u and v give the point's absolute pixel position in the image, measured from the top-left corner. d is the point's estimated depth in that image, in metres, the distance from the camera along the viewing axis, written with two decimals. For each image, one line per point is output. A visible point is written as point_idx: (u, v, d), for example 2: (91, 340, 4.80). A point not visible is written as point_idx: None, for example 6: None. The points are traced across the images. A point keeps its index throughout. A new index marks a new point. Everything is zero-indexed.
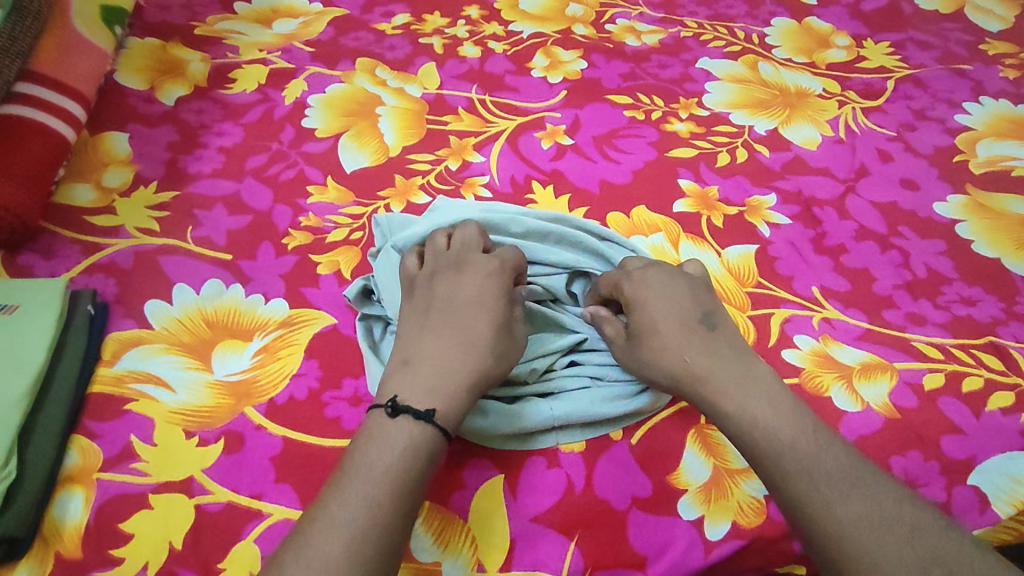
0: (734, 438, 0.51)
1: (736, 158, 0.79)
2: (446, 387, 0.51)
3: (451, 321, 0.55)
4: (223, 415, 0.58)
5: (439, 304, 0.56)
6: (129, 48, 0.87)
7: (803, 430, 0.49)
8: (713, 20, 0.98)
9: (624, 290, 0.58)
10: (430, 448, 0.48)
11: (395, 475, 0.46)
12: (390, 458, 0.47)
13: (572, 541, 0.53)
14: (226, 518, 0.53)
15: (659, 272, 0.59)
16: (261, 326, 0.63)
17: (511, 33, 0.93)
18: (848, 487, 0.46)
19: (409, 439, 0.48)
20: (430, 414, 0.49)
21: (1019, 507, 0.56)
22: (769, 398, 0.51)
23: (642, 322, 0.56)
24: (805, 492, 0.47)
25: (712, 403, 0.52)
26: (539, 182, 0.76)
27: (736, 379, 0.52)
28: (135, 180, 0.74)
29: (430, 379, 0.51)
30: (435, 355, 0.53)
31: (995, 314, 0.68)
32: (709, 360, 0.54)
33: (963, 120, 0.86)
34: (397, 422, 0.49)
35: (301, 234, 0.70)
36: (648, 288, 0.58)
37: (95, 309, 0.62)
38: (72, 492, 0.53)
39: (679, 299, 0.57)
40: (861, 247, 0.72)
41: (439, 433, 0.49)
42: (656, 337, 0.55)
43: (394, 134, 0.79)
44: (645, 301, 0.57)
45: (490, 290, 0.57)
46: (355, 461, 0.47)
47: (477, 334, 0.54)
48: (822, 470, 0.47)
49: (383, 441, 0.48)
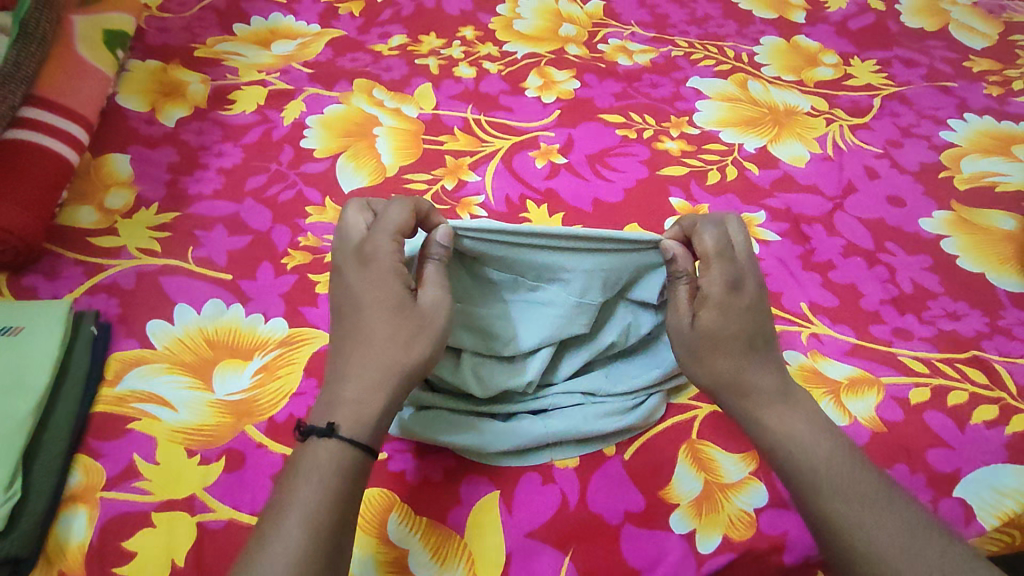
0: (771, 453, 0.53)
1: (725, 176, 0.81)
2: (355, 395, 0.51)
3: (354, 328, 0.54)
4: (224, 434, 0.59)
5: (340, 304, 0.55)
6: (131, 71, 0.88)
7: (838, 451, 0.52)
8: (703, 39, 1.00)
9: (707, 285, 0.55)
10: (348, 467, 0.48)
11: (313, 504, 0.46)
12: (306, 485, 0.47)
13: (567, 556, 0.54)
14: (227, 536, 0.54)
15: (748, 280, 0.56)
16: (261, 345, 0.64)
17: (506, 54, 0.95)
18: (878, 506, 0.49)
19: (322, 462, 0.48)
20: (331, 430, 0.49)
21: (1005, 518, 0.57)
22: (807, 419, 0.53)
23: (714, 325, 0.54)
24: (838, 511, 0.49)
25: (759, 419, 0.53)
26: (533, 201, 0.77)
27: (781, 398, 0.54)
28: (137, 201, 0.75)
29: (342, 391, 0.51)
30: (343, 362, 0.53)
31: (980, 328, 0.69)
32: (762, 374, 0.54)
33: (948, 137, 0.88)
34: (308, 445, 0.49)
35: (300, 254, 0.72)
36: (737, 297, 0.55)
37: (98, 329, 0.64)
38: (76, 511, 0.54)
39: (756, 308, 0.55)
40: (848, 263, 0.74)
41: (350, 446, 0.49)
42: (721, 344, 0.54)
43: (391, 155, 0.81)
44: (725, 307, 0.54)
45: (378, 283, 0.54)
46: (277, 495, 0.47)
47: (373, 336, 0.52)
48: (855, 490, 0.50)
49: (299, 470, 0.48)
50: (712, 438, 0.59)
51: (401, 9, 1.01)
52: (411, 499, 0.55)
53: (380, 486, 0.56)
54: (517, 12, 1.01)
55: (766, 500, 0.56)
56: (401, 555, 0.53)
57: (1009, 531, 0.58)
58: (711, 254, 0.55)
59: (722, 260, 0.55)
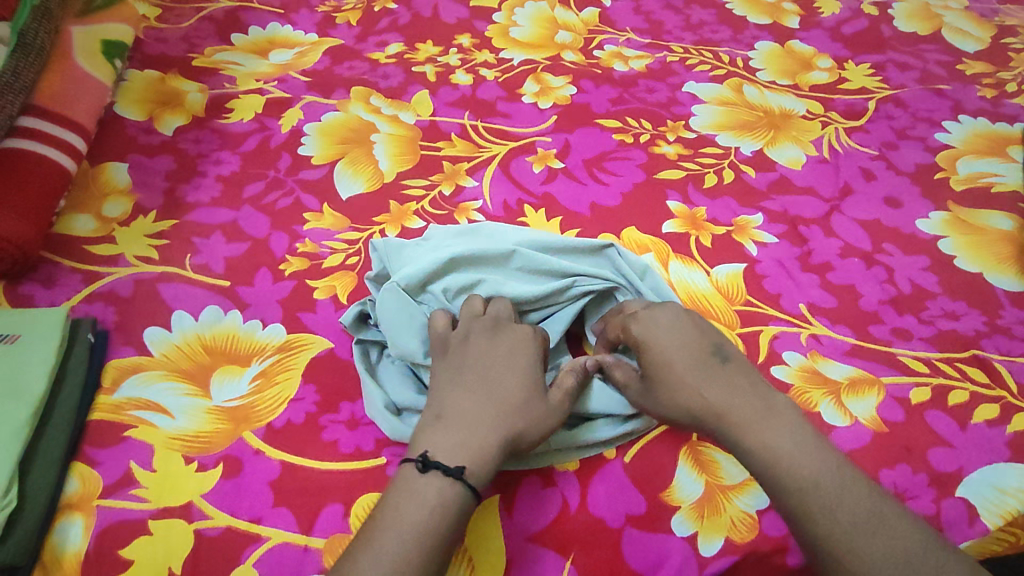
0: (758, 473, 0.51)
1: (722, 178, 0.81)
2: (483, 442, 0.51)
3: (482, 382, 0.55)
4: (221, 441, 0.58)
5: (475, 361, 0.57)
6: (129, 81, 0.89)
7: (828, 468, 0.50)
8: (698, 45, 1.01)
9: (627, 333, 0.59)
10: (464, 509, 0.49)
11: (430, 536, 0.47)
12: (419, 514, 0.47)
13: (568, 560, 0.53)
14: (225, 543, 0.53)
15: (663, 309, 0.59)
16: (259, 351, 0.64)
17: (502, 60, 0.95)
18: (874, 524, 0.48)
19: (437, 496, 0.48)
20: (461, 471, 0.49)
21: (1008, 517, 0.57)
22: (793, 437, 0.51)
23: (648, 364, 0.57)
24: (831, 531, 0.48)
25: (738, 439, 0.52)
26: (531, 206, 0.78)
27: (761, 418, 0.53)
28: (135, 210, 0.75)
29: (468, 435, 0.52)
30: (472, 411, 0.53)
31: (978, 327, 0.69)
32: (726, 395, 0.54)
33: (943, 138, 0.88)
34: (427, 478, 0.49)
35: (298, 260, 0.72)
36: (658, 324, 0.58)
37: (95, 336, 0.63)
38: (72, 519, 0.54)
39: (675, 333, 0.58)
40: (846, 264, 0.74)
41: (471, 493, 0.50)
42: (664, 377, 0.56)
43: (389, 161, 0.81)
44: (646, 339, 0.58)
45: (519, 351, 0.58)
46: (384, 517, 0.48)
47: (506, 391, 0.54)
48: (849, 509, 0.49)
49: (417, 501, 0.48)
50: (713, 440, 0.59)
51: (398, 17, 1.02)
52: None
53: (378, 490, 0.56)
54: (513, 20, 1.02)
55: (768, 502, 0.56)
56: None
57: (1012, 531, 0.58)
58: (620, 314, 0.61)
59: (631, 312, 0.60)
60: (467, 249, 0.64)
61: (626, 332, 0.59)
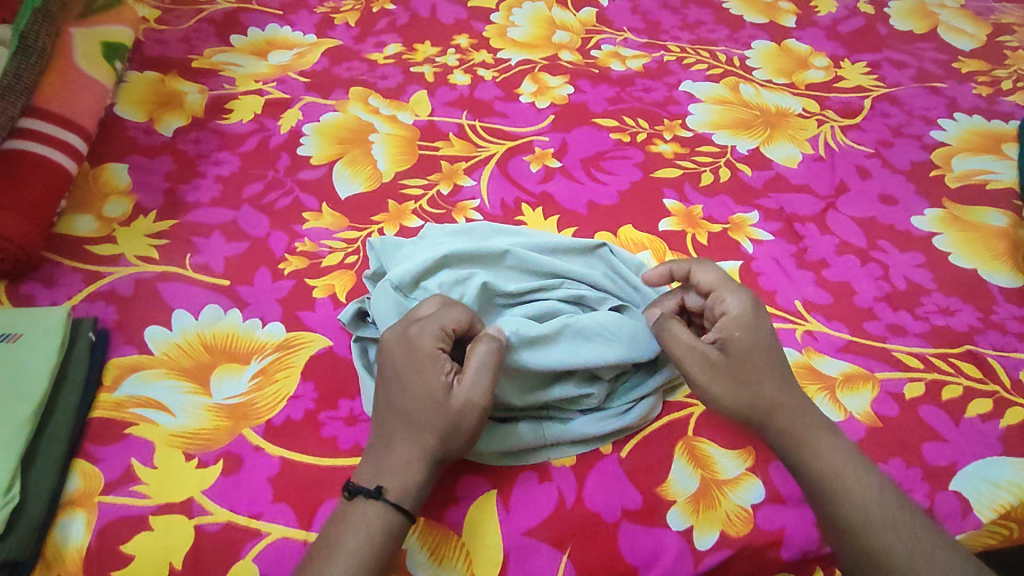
0: (818, 489, 0.53)
1: (719, 177, 0.82)
2: (399, 470, 0.52)
3: (396, 400, 0.54)
4: (222, 438, 0.59)
5: (385, 382, 0.55)
6: (129, 82, 0.89)
7: (883, 488, 0.53)
8: (695, 44, 1.01)
9: (720, 308, 0.59)
10: (396, 527, 0.51)
11: (358, 557, 0.49)
12: (345, 539, 0.50)
13: (565, 554, 0.54)
14: (225, 538, 0.54)
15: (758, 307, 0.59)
16: (259, 349, 0.65)
17: (500, 61, 0.96)
18: (928, 543, 0.51)
19: (361, 520, 0.50)
20: (379, 494, 0.51)
21: (1000, 511, 0.58)
22: (849, 455, 0.54)
23: (736, 342, 0.57)
24: (890, 548, 0.51)
25: (807, 451, 0.54)
26: (529, 205, 0.78)
27: (816, 429, 0.55)
28: (135, 210, 0.76)
29: (387, 466, 0.52)
30: (388, 438, 0.53)
31: (973, 323, 0.69)
32: (787, 392, 0.56)
33: (938, 136, 0.89)
34: (355, 503, 0.51)
35: (297, 259, 0.72)
36: (758, 320, 0.58)
37: (96, 335, 0.64)
38: (74, 516, 0.54)
39: (764, 320, 0.59)
40: (842, 261, 0.74)
41: (395, 512, 0.51)
42: (749, 358, 0.56)
43: (387, 160, 0.82)
44: (742, 319, 0.58)
45: (423, 360, 0.54)
46: (326, 541, 0.50)
47: (415, 409, 0.53)
48: (894, 527, 0.51)
49: (348, 526, 0.50)
50: (709, 435, 0.60)
51: (397, 18, 1.02)
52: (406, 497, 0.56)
53: None
54: (511, 20, 1.02)
55: (762, 496, 0.57)
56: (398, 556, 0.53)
57: (1005, 524, 0.58)
58: (716, 284, 0.60)
59: (728, 287, 0.60)
60: (460, 247, 0.64)
61: (718, 306, 0.60)
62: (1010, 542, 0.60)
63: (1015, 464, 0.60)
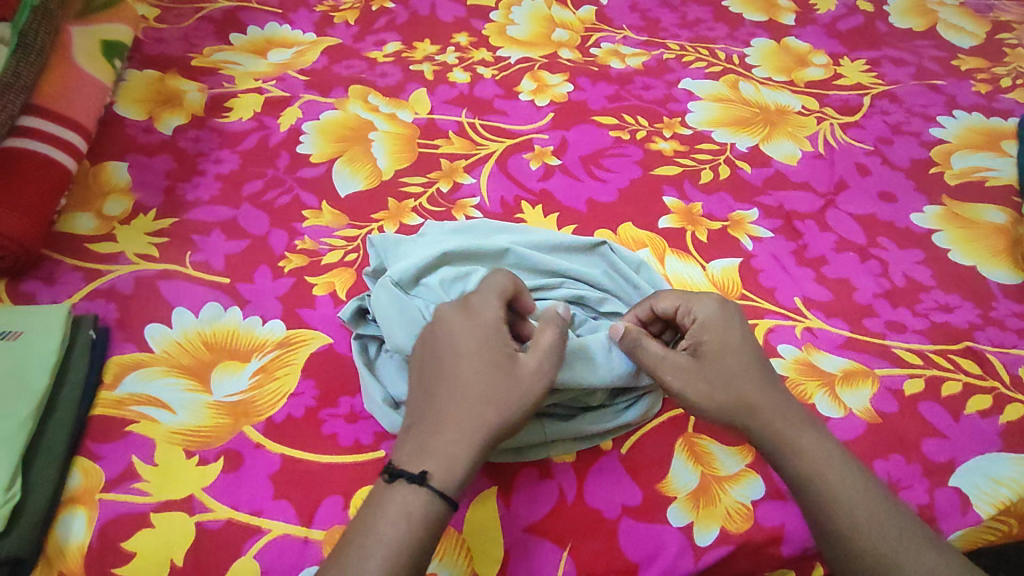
0: (804, 487, 0.53)
1: (718, 175, 0.82)
2: (451, 445, 0.50)
3: (446, 380, 0.52)
4: (222, 435, 0.59)
5: (435, 357, 0.54)
6: (128, 80, 0.89)
7: (870, 487, 0.52)
8: (694, 42, 1.01)
9: (688, 318, 0.58)
10: (436, 516, 0.48)
11: (397, 546, 0.46)
12: (383, 525, 0.47)
13: (565, 550, 0.54)
14: (226, 536, 0.54)
15: (733, 314, 0.58)
16: (259, 346, 0.65)
17: (499, 59, 0.96)
18: (917, 543, 0.50)
19: (402, 506, 0.48)
20: (422, 477, 0.48)
21: (1000, 507, 0.58)
22: (834, 454, 0.54)
23: (709, 347, 0.57)
24: (876, 546, 0.50)
25: (795, 449, 0.54)
26: (528, 202, 0.78)
27: (801, 429, 0.54)
28: (135, 208, 0.76)
29: (438, 441, 0.50)
30: (439, 413, 0.51)
31: (972, 320, 0.70)
32: (766, 391, 0.55)
33: (937, 133, 0.89)
34: (394, 487, 0.49)
35: (297, 257, 0.72)
36: (732, 328, 0.57)
37: (96, 333, 0.64)
38: (75, 513, 0.54)
39: (737, 321, 0.58)
40: (841, 258, 0.74)
41: (438, 498, 0.48)
42: (724, 362, 0.56)
43: (387, 158, 0.82)
44: (713, 323, 0.57)
45: (478, 338, 0.54)
46: (361, 528, 0.48)
47: (468, 386, 0.52)
48: (882, 528, 0.51)
49: (387, 512, 0.48)
50: (709, 431, 0.60)
51: (396, 17, 1.02)
52: None
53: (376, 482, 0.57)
54: (511, 18, 1.02)
55: (762, 492, 0.57)
56: None
57: (1003, 520, 0.59)
58: (678, 299, 0.59)
59: (693, 297, 0.59)
60: (460, 245, 0.65)
61: (685, 317, 0.58)
62: (1009, 538, 0.61)
63: (1014, 459, 0.60)
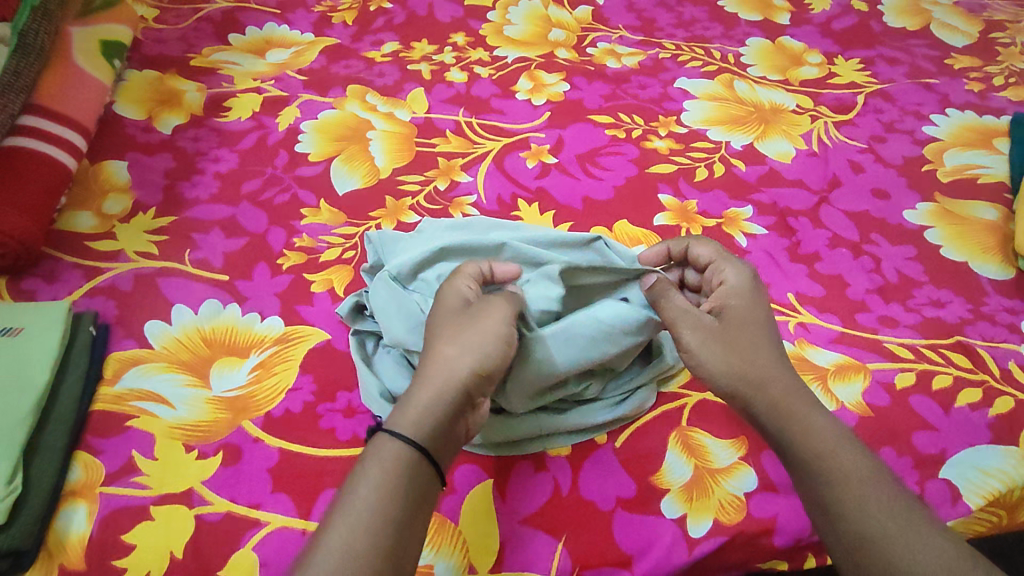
0: (810, 462, 0.52)
1: (713, 172, 0.83)
2: (410, 397, 0.51)
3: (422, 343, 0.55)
4: (222, 429, 0.59)
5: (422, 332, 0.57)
6: (128, 80, 0.90)
7: (876, 469, 0.51)
8: (690, 42, 1.02)
9: (719, 278, 0.62)
10: (400, 462, 0.47)
11: (360, 497, 0.45)
12: (356, 480, 0.46)
13: (560, 541, 0.54)
14: (225, 528, 0.54)
15: (757, 288, 0.61)
16: (258, 342, 0.65)
17: (496, 58, 0.97)
18: (928, 526, 0.49)
19: (375, 461, 0.47)
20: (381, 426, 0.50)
21: (990, 498, 0.59)
22: (838, 435, 0.53)
23: (731, 309, 0.59)
24: (887, 524, 0.48)
25: (799, 424, 0.53)
26: (525, 200, 0.79)
27: (807, 406, 0.54)
28: (134, 207, 0.77)
29: (405, 394, 0.52)
30: (415, 372, 0.53)
31: (963, 315, 0.70)
32: (779, 366, 0.56)
33: (930, 131, 0.90)
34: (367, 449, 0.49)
35: (295, 254, 0.73)
36: (755, 297, 0.60)
37: (96, 330, 0.65)
38: (76, 506, 0.55)
39: (761, 296, 0.60)
40: (834, 255, 0.75)
41: (398, 441, 0.48)
42: (744, 326, 0.58)
43: (385, 157, 0.82)
44: (740, 289, 0.60)
45: (446, 303, 0.57)
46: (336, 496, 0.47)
47: (432, 340, 0.54)
48: (889, 510, 0.49)
49: (357, 469, 0.47)
50: (702, 424, 0.60)
51: (394, 17, 1.03)
52: None
53: None
54: (507, 18, 1.03)
55: (755, 485, 0.58)
56: None
57: (993, 511, 0.60)
58: (716, 256, 0.63)
59: (727, 260, 0.63)
60: (455, 241, 0.65)
61: (717, 275, 0.62)
62: (999, 529, 0.62)
63: (1004, 451, 0.61)
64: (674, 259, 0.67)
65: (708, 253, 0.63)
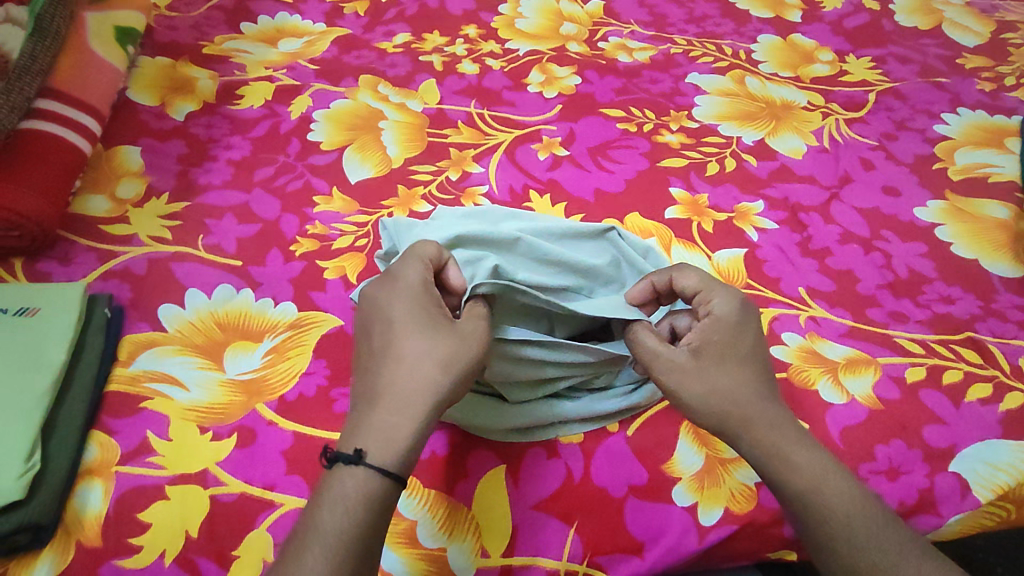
0: (796, 498, 0.52)
1: (724, 167, 0.83)
2: (391, 421, 0.50)
3: (386, 351, 0.53)
4: (236, 411, 0.60)
5: (378, 329, 0.55)
6: (141, 67, 0.90)
7: (862, 501, 0.52)
8: (701, 37, 1.02)
9: (705, 309, 0.59)
10: (376, 495, 0.48)
11: (336, 535, 0.46)
12: (325, 511, 0.47)
13: (572, 528, 0.55)
14: (239, 509, 0.55)
15: (743, 320, 0.58)
16: (271, 327, 0.66)
17: (508, 51, 0.97)
18: (915, 557, 0.51)
19: (350, 491, 0.47)
20: (359, 457, 0.48)
21: (999, 492, 0.60)
22: (823, 468, 0.53)
23: (712, 345, 0.56)
24: (874, 560, 0.50)
25: (786, 458, 0.53)
26: (537, 191, 0.79)
27: (794, 440, 0.54)
28: (148, 191, 0.77)
29: (379, 417, 0.50)
30: (382, 387, 0.52)
31: (974, 311, 0.71)
32: (758, 403, 0.54)
33: (942, 130, 0.90)
34: (335, 473, 0.48)
35: (308, 241, 0.73)
36: (738, 333, 0.57)
37: (111, 312, 0.65)
38: (91, 485, 0.55)
39: (747, 327, 0.58)
40: (845, 250, 0.75)
41: (378, 475, 0.48)
42: (721, 364, 0.55)
43: (397, 147, 0.83)
44: (723, 322, 0.57)
45: (407, 306, 0.55)
46: (304, 523, 0.47)
47: (403, 351, 0.53)
48: (877, 542, 0.51)
49: (324, 497, 0.47)
50: None
51: (405, 8, 1.03)
52: (419, 472, 0.56)
53: None
54: (519, 11, 1.03)
55: None
56: (410, 527, 0.54)
57: (1003, 505, 0.60)
58: (702, 286, 0.59)
59: (713, 287, 0.59)
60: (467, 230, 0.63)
61: (704, 306, 0.59)
62: (1007, 523, 0.62)
63: (1013, 445, 0.62)
64: (660, 292, 0.62)
65: (687, 278, 0.60)
